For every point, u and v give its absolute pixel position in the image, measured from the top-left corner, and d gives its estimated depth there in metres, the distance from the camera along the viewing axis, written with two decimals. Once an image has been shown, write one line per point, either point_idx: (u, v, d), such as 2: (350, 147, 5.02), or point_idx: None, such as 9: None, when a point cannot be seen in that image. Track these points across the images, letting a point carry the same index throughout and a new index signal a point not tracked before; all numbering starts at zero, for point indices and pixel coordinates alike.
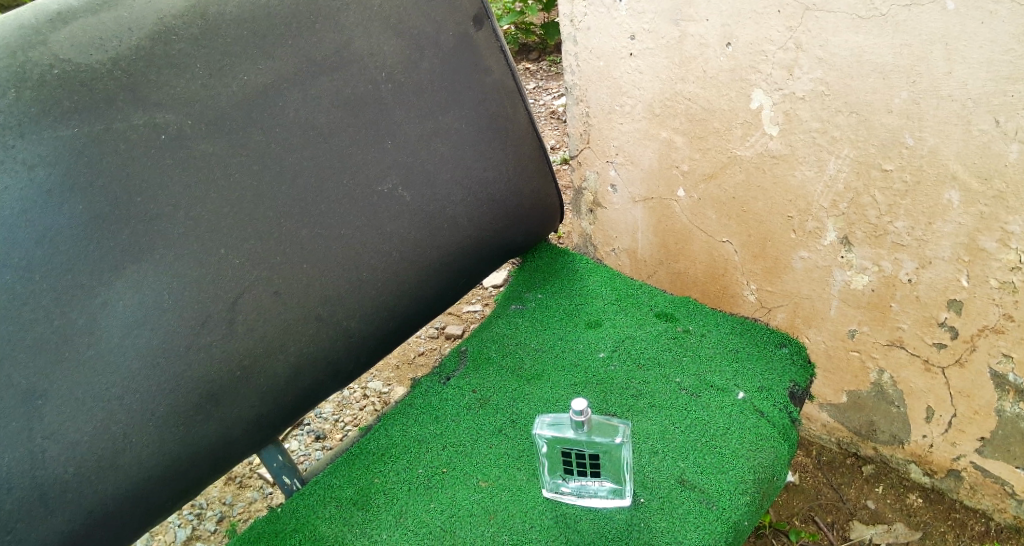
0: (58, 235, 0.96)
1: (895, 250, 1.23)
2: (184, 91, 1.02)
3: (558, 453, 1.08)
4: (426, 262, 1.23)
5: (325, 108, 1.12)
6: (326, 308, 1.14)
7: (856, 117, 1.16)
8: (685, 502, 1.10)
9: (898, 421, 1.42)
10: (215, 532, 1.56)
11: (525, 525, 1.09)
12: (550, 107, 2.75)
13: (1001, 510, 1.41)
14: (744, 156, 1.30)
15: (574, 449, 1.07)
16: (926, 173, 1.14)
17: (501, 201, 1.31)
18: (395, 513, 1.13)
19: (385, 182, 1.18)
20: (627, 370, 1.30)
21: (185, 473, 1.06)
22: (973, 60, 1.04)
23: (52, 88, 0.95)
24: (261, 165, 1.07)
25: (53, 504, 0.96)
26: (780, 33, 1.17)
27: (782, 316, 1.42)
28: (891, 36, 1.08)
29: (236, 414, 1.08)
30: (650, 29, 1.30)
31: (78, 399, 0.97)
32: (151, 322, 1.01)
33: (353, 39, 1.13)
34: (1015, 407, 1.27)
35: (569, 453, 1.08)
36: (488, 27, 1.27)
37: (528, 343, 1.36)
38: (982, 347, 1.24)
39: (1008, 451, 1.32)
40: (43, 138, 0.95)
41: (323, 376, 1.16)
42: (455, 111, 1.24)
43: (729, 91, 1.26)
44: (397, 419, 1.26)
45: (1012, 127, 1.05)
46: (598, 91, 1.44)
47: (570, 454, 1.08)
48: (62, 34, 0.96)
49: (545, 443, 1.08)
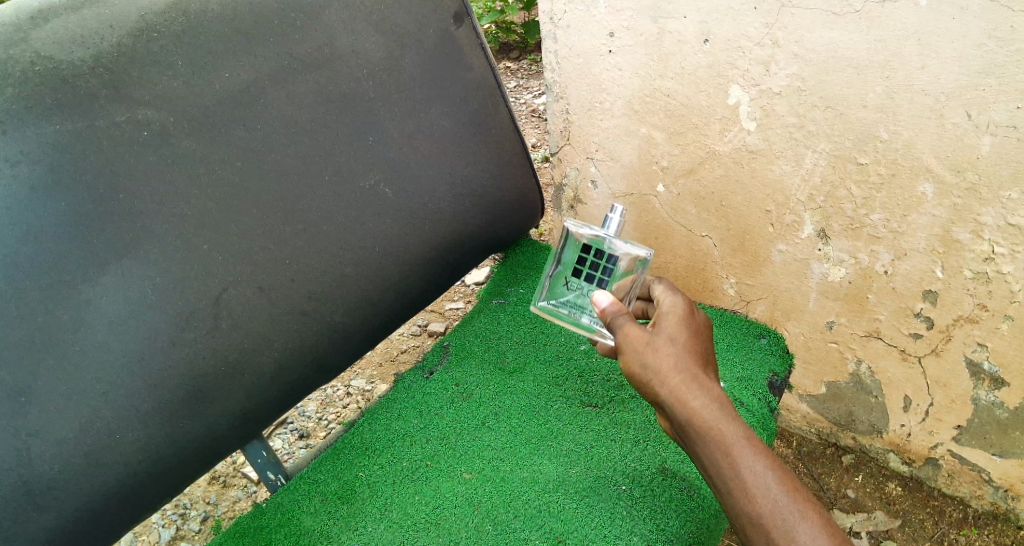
0: (41, 233, 0.96)
1: (872, 242, 1.25)
2: (167, 88, 1.02)
3: (578, 255, 1.08)
4: (408, 257, 1.24)
5: (308, 104, 1.13)
6: (312, 304, 1.15)
7: (832, 111, 1.18)
8: (667, 490, 1.11)
9: (876, 410, 1.43)
10: (199, 533, 1.47)
11: (511, 515, 1.10)
12: (531, 105, 2.73)
13: (978, 497, 1.43)
14: (722, 151, 1.32)
15: (593, 250, 1.07)
16: (900, 165, 1.16)
17: (482, 197, 1.33)
18: (380, 506, 1.14)
19: (367, 177, 1.19)
20: (609, 361, 1.31)
21: (172, 469, 1.07)
22: (945, 56, 1.06)
23: (34, 85, 0.95)
24: (244, 161, 1.08)
25: (41, 502, 0.96)
26: (757, 29, 1.19)
27: (762, 308, 1.43)
28: (866, 32, 1.10)
29: (223, 410, 1.09)
30: (629, 26, 1.32)
31: (62, 395, 0.97)
32: (137, 317, 1.02)
33: (334, 36, 1.14)
34: (990, 395, 1.29)
35: (587, 258, 1.08)
36: (469, 24, 1.29)
37: (511, 337, 1.38)
38: (958, 338, 1.26)
39: (985, 439, 1.34)
40: (25, 135, 0.94)
41: (307, 372, 1.18)
42: (437, 109, 1.26)
43: (708, 87, 1.28)
44: (380, 413, 1.27)
45: (984, 120, 1.08)
46: (578, 88, 1.45)
47: (590, 258, 1.07)
48: (44, 31, 0.96)
49: (574, 241, 1.08)
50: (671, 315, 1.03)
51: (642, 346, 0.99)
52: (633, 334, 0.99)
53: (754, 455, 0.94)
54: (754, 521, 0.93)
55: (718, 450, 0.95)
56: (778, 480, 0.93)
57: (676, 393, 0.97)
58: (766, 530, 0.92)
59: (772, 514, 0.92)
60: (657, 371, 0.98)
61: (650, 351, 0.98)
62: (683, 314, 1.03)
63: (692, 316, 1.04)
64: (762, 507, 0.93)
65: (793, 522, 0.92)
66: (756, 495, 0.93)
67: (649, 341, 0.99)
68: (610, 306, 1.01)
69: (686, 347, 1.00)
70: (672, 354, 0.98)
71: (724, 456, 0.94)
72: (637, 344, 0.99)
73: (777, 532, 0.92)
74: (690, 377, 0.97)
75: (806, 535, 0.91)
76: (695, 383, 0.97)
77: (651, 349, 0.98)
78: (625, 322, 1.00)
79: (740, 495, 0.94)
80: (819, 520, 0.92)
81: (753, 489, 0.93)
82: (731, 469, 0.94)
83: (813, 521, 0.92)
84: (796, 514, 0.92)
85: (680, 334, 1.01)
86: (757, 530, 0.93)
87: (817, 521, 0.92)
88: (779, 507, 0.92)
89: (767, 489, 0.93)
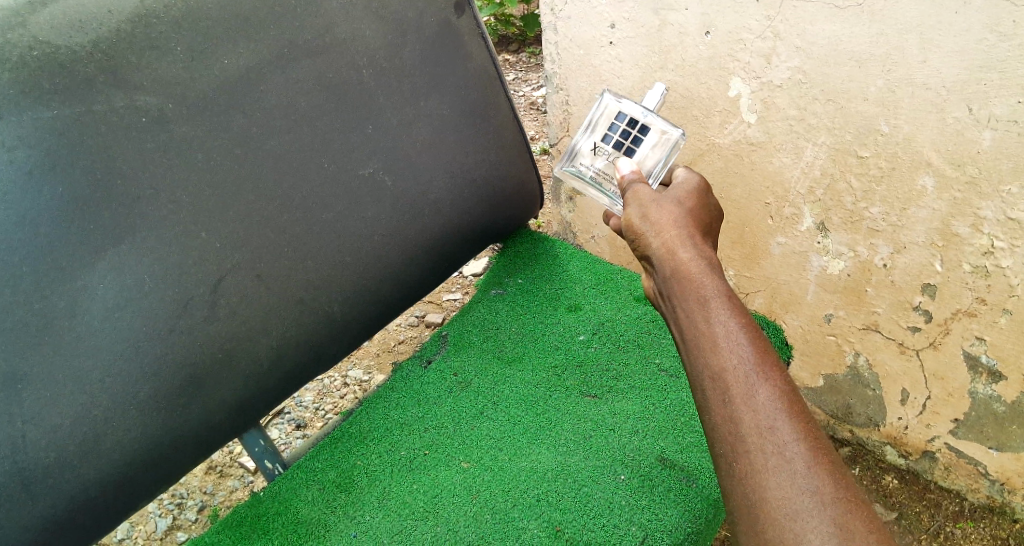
0: (38, 219, 0.95)
1: (871, 236, 1.23)
2: (166, 74, 1.02)
3: (610, 123, 1.08)
4: (406, 246, 1.24)
5: (307, 92, 1.12)
6: (309, 293, 1.14)
7: (832, 104, 1.17)
8: (665, 480, 1.11)
9: (874, 403, 1.38)
10: (197, 522, 1.43)
11: (509, 504, 1.10)
12: (530, 97, 2.72)
13: (974, 490, 1.35)
14: (722, 143, 1.32)
15: (627, 118, 1.07)
16: (901, 159, 1.15)
17: (482, 186, 1.33)
18: (378, 494, 1.14)
19: (366, 165, 1.18)
20: (608, 352, 1.31)
21: (167, 458, 1.07)
22: (947, 50, 1.04)
23: (32, 70, 0.93)
24: (243, 149, 1.08)
25: (35, 490, 0.96)
26: (759, 21, 1.18)
27: (761, 301, 1.44)
28: (868, 25, 1.09)
29: (219, 398, 1.09)
30: (630, 17, 1.33)
31: (58, 382, 0.97)
32: (134, 304, 1.01)
33: (335, 23, 1.13)
34: (988, 389, 1.23)
35: (618, 126, 1.08)
36: (470, 13, 1.28)
37: (509, 327, 1.38)
38: (956, 331, 1.22)
39: (982, 432, 1.28)
40: (22, 121, 0.93)
41: (305, 360, 1.17)
42: (437, 98, 1.25)
43: (708, 79, 1.28)
44: (379, 403, 1.27)
45: (985, 115, 1.05)
46: (579, 78, 1.46)
47: (622, 127, 1.07)
48: (42, 15, 0.94)
49: (610, 110, 1.08)
50: (684, 191, 1.01)
51: (646, 201, 0.97)
52: (641, 192, 0.99)
53: (727, 309, 0.84)
54: (715, 375, 0.82)
55: (692, 298, 0.87)
56: (746, 339, 0.82)
57: (668, 245, 0.92)
58: (726, 384, 0.81)
59: (733, 368, 0.81)
60: (653, 225, 0.95)
61: (652, 207, 0.96)
62: (697, 193, 1.00)
63: (705, 197, 1.00)
64: (724, 360, 0.82)
65: (753, 378, 0.80)
66: (721, 346, 0.83)
67: (655, 200, 0.97)
68: (630, 174, 1.02)
69: (689, 215, 0.96)
70: (671, 214, 0.95)
71: (698, 305, 0.86)
72: (643, 199, 0.98)
73: (735, 386, 0.80)
74: (683, 235, 0.93)
75: (763, 397, 0.79)
76: (686, 240, 0.92)
77: (654, 207, 0.96)
78: (638, 184, 1.00)
79: (705, 346, 0.84)
80: (783, 388, 0.80)
81: (719, 343, 0.83)
82: (701, 320, 0.85)
83: (774, 385, 0.79)
84: (758, 376, 0.80)
85: (688, 205, 0.98)
86: (716, 385, 0.81)
87: (779, 388, 0.80)
88: (742, 362, 0.81)
89: (733, 344, 0.82)
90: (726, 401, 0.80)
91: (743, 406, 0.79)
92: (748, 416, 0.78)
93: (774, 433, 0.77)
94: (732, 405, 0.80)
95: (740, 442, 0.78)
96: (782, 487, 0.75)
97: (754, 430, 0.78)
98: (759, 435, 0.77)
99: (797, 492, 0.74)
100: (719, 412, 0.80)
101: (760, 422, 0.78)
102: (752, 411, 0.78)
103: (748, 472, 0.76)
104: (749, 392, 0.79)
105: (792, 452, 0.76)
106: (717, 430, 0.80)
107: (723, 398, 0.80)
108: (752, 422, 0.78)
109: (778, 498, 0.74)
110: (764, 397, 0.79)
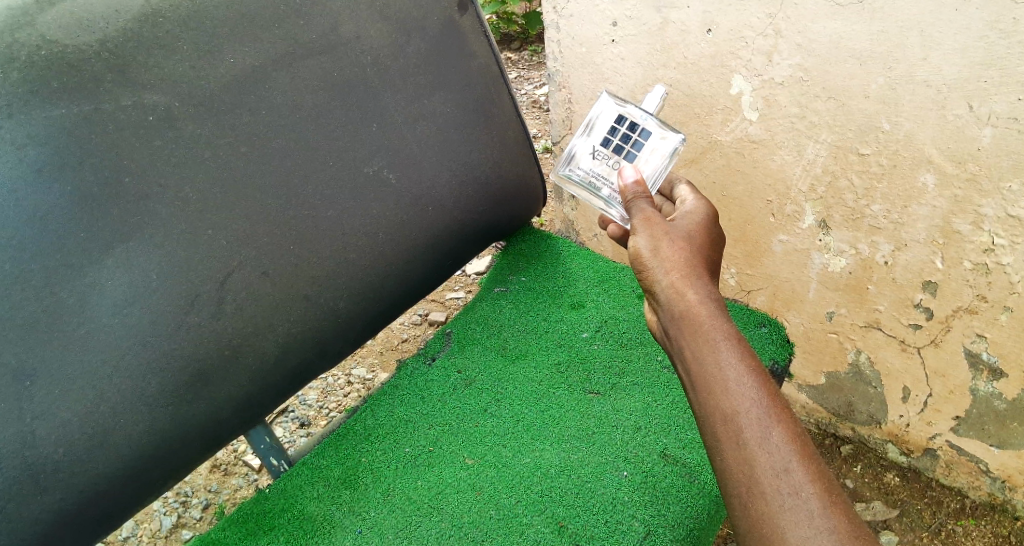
0: (47, 215, 0.96)
1: (872, 233, 1.24)
2: (173, 73, 1.03)
3: (611, 125, 1.10)
4: (410, 244, 1.25)
5: (312, 90, 1.13)
6: (315, 290, 1.15)
7: (833, 102, 1.18)
8: (668, 476, 1.12)
9: (875, 401, 1.39)
10: (202, 521, 1.44)
11: (513, 500, 1.11)
12: (532, 96, 2.72)
13: (975, 487, 1.35)
14: (725, 140, 1.33)
15: (628, 120, 1.09)
16: (901, 157, 1.15)
17: (486, 184, 1.34)
18: (384, 491, 1.15)
19: (371, 163, 1.19)
20: (611, 349, 1.32)
21: (175, 453, 1.07)
22: (947, 47, 1.05)
23: (40, 69, 0.94)
24: (248, 147, 1.08)
25: (43, 485, 0.97)
26: (760, 19, 1.19)
27: (763, 298, 1.45)
28: (869, 23, 1.10)
29: (226, 394, 1.10)
30: (632, 16, 1.34)
31: (68, 377, 0.98)
32: (141, 301, 1.02)
33: (339, 22, 1.14)
34: (989, 386, 1.24)
35: (619, 130, 1.09)
36: (473, 12, 1.29)
37: (513, 325, 1.39)
38: (957, 328, 1.23)
39: (983, 430, 1.28)
40: (32, 119, 0.94)
41: (311, 357, 1.18)
42: (441, 96, 1.26)
43: (710, 77, 1.29)
44: (383, 399, 1.28)
45: (985, 112, 1.06)
46: (581, 77, 1.48)
47: (622, 131, 1.09)
48: (49, 15, 0.96)
49: (613, 113, 1.10)
50: (688, 220, 1.01)
51: (655, 232, 0.97)
52: (650, 219, 0.98)
53: (737, 351, 0.86)
54: (727, 418, 0.83)
55: (702, 341, 0.87)
56: (756, 382, 0.84)
57: (675, 286, 0.92)
58: (738, 427, 0.82)
59: (745, 411, 0.82)
60: (661, 260, 0.94)
61: (662, 239, 0.96)
62: (701, 221, 1.01)
63: (711, 226, 1.00)
64: (736, 404, 0.83)
65: (767, 424, 0.81)
66: (732, 388, 0.84)
67: (664, 230, 0.97)
68: (634, 184, 1.02)
69: (695, 247, 0.96)
70: (679, 248, 0.95)
71: (708, 347, 0.86)
72: (652, 231, 0.97)
73: (748, 429, 0.82)
74: (690, 271, 0.93)
75: (776, 440, 0.81)
76: (693, 277, 0.92)
77: (664, 239, 0.96)
78: (645, 202, 1.00)
79: (715, 389, 0.84)
80: (793, 428, 0.82)
81: (730, 386, 0.84)
82: (711, 362, 0.86)
83: (786, 427, 0.82)
84: (769, 418, 0.82)
85: (693, 236, 0.98)
86: (729, 427, 0.83)
87: (791, 430, 0.82)
88: (753, 406, 0.82)
89: (744, 388, 0.83)
90: (738, 446, 0.81)
91: (758, 449, 0.81)
92: (763, 458, 0.80)
93: (789, 475, 0.79)
94: (746, 448, 0.81)
95: (755, 484, 0.80)
96: (799, 529, 0.77)
97: (769, 472, 0.80)
98: (775, 477, 0.79)
99: (813, 533, 0.77)
100: (732, 454, 0.82)
101: (776, 465, 0.80)
102: (768, 453, 0.80)
103: (763, 512, 0.79)
104: (762, 435, 0.81)
105: (808, 493, 0.78)
106: (731, 469, 0.82)
107: (735, 441, 0.82)
108: (766, 463, 0.80)
109: (797, 540, 0.77)
110: (777, 439, 0.81)
